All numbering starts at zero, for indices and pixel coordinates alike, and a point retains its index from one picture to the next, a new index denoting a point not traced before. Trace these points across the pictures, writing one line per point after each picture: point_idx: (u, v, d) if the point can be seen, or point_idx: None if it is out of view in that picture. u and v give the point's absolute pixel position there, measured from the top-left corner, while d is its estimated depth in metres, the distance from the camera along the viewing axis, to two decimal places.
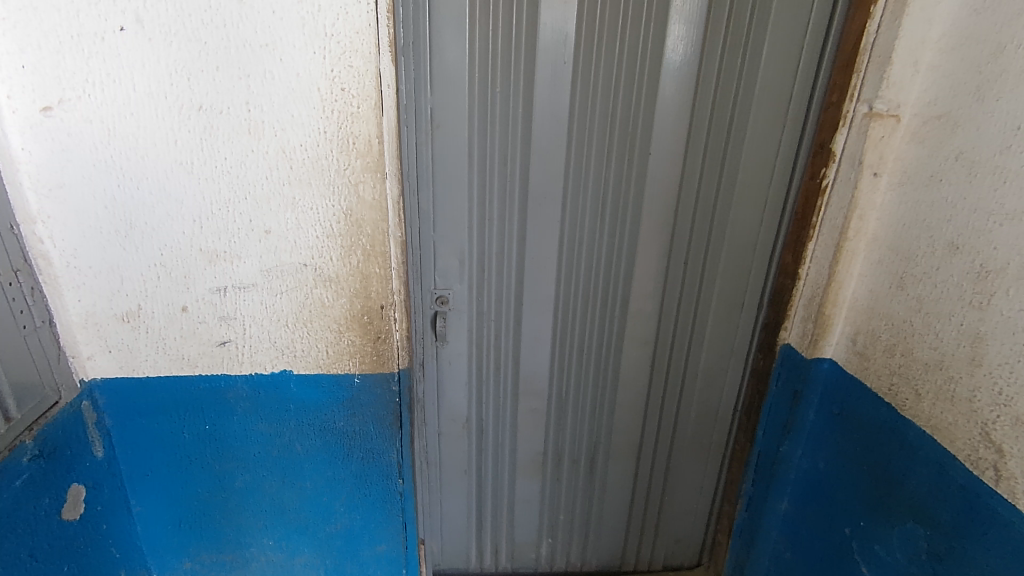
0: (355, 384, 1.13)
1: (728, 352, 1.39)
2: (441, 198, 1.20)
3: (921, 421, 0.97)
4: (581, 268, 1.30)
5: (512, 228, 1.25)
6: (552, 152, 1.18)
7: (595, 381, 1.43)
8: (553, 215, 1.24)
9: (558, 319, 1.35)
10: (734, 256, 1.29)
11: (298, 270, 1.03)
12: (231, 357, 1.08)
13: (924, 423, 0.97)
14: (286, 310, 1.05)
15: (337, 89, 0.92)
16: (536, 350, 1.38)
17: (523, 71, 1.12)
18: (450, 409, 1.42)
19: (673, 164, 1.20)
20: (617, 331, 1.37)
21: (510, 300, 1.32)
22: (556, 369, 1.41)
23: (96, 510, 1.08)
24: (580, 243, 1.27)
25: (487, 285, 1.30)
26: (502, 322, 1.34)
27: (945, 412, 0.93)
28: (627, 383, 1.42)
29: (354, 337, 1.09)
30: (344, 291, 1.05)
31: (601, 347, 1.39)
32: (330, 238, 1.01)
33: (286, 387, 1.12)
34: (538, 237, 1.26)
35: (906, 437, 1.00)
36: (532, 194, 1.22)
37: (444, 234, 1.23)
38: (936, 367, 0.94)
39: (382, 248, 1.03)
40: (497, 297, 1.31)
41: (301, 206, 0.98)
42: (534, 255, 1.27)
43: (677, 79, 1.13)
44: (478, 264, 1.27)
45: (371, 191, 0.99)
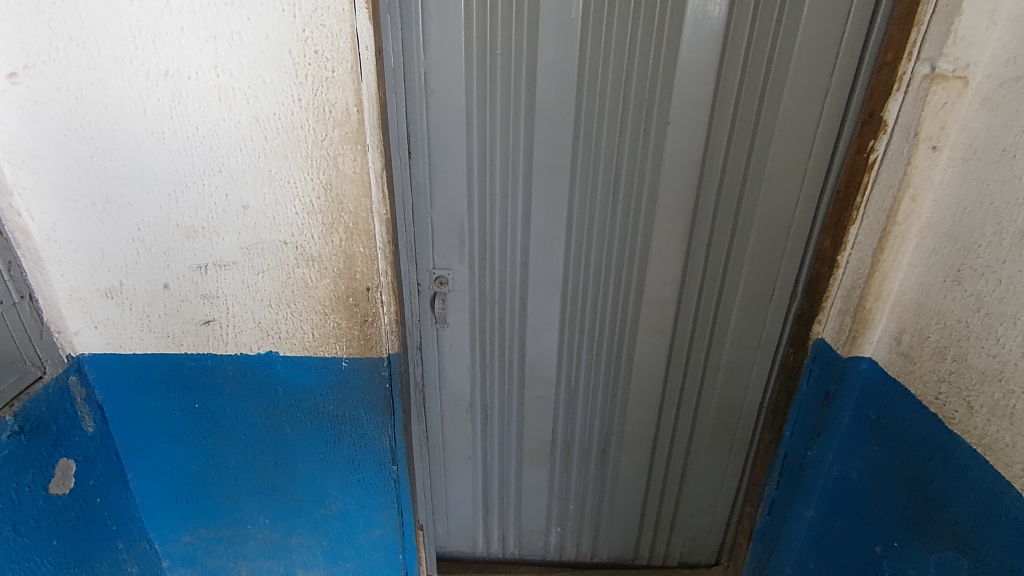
0: (343, 368, 1.08)
1: (755, 345, 1.26)
2: (437, 170, 1.12)
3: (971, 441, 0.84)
4: (591, 249, 1.19)
5: (516, 204, 1.15)
6: (558, 122, 1.07)
7: (606, 370, 1.33)
8: (560, 190, 1.13)
9: (567, 304, 1.26)
10: (765, 239, 1.15)
11: (279, 248, 0.97)
12: (216, 337, 1.05)
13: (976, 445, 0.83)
14: (269, 289, 1.00)
15: (309, 51, 0.84)
16: (542, 334, 1.30)
17: (525, 30, 1.00)
18: (453, 393, 1.36)
19: (695, 135, 1.06)
20: (631, 317, 1.26)
21: (515, 281, 1.24)
22: (564, 356, 1.32)
23: (87, 484, 1.08)
24: (590, 222, 1.16)
25: (489, 265, 1.21)
26: (506, 304, 1.26)
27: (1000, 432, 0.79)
28: (641, 374, 1.32)
29: (340, 320, 1.03)
30: (327, 272, 0.99)
31: (613, 335, 1.29)
32: (311, 214, 0.94)
33: (273, 369, 1.08)
34: (544, 215, 1.16)
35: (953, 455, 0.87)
36: (538, 167, 1.11)
37: (442, 210, 1.15)
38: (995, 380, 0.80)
39: (365, 227, 0.96)
40: (501, 277, 1.23)
41: (278, 180, 0.92)
42: (539, 234, 1.18)
43: (702, 36, 0.99)
44: (479, 242, 1.19)
45: (351, 164, 0.91)
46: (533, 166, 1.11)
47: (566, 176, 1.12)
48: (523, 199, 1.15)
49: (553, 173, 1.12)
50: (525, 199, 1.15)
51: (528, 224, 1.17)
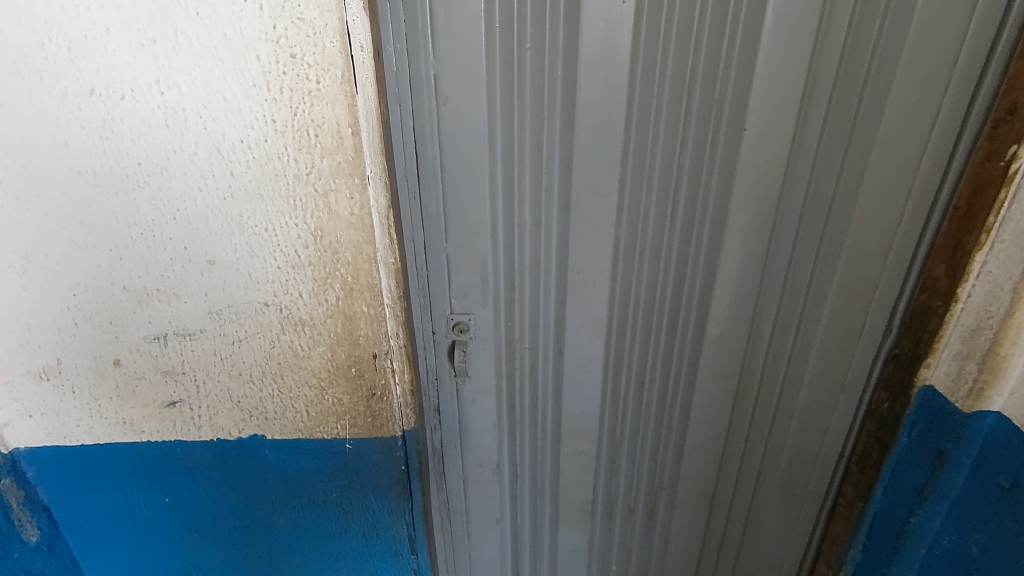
0: (347, 450, 0.86)
1: (836, 388, 1.06)
2: (453, 198, 0.90)
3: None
4: (642, 282, 0.99)
5: (551, 233, 0.94)
6: (603, 133, 0.85)
7: (657, 419, 1.13)
8: (605, 215, 0.92)
9: (612, 347, 1.06)
10: (856, 266, 0.94)
11: (258, 311, 0.76)
12: (186, 421, 0.83)
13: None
14: (249, 362, 0.79)
15: (284, 55, 0.61)
16: (581, 382, 1.09)
17: (562, 18, 0.78)
18: (477, 453, 1.15)
19: (775, 143, 0.85)
20: (688, 359, 1.06)
21: (549, 323, 1.03)
22: (607, 405, 1.12)
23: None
24: (641, 251, 0.96)
25: (518, 306, 1.00)
26: (539, 349, 1.06)
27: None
28: (699, 424, 1.12)
29: (341, 395, 0.82)
30: (322, 338, 0.78)
31: (666, 379, 1.09)
32: (297, 268, 0.73)
33: (260, 455, 0.87)
34: (586, 245, 0.95)
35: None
36: (578, 188, 0.90)
37: (460, 245, 0.94)
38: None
39: (368, 281, 0.74)
40: (532, 319, 1.02)
41: (252, 227, 0.70)
42: (579, 268, 0.97)
43: (791, 19, 0.78)
44: (506, 281, 0.98)
45: (347, 204, 0.69)
46: (572, 187, 0.90)
47: (612, 198, 0.90)
48: (559, 228, 0.94)
49: (596, 194, 0.90)
50: (561, 227, 0.94)
51: (564, 256, 0.96)
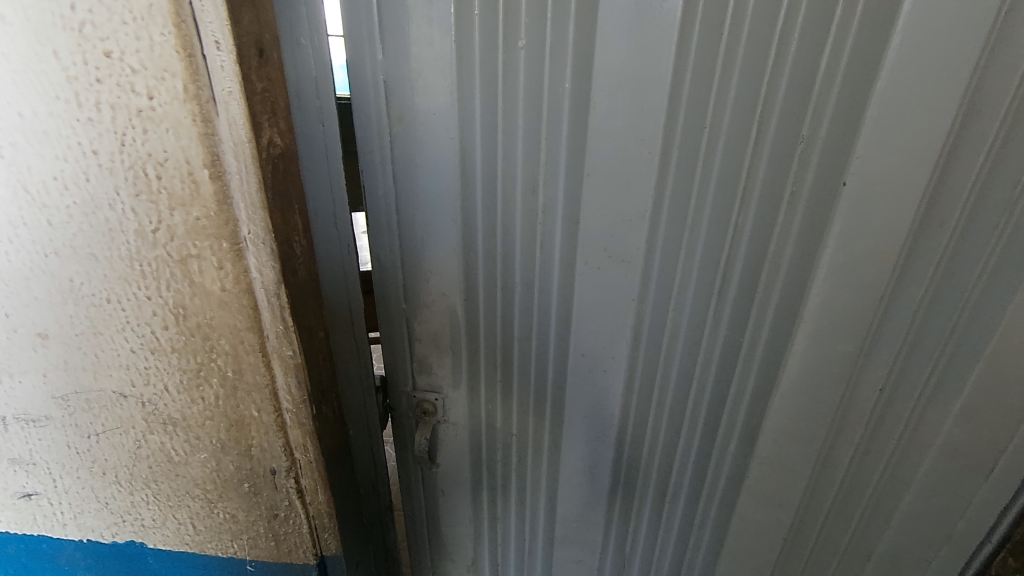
0: (247, 574, 0.66)
1: (939, 538, 0.76)
2: (415, 249, 0.66)
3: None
4: (672, 372, 0.73)
5: (548, 302, 0.69)
6: (625, 176, 0.59)
7: (680, 537, 0.87)
8: (625, 287, 0.66)
9: (625, 446, 0.80)
10: (998, 390, 0.64)
11: (115, 402, 0.55)
12: (47, 517, 0.64)
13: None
14: (113, 460, 0.59)
15: (94, 52, 0.38)
16: (582, 483, 0.84)
17: (573, 8, 0.52)
18: (449, 547, 0.93)
19: (890, 207, 0.57)
20: (727, 473, 0.79)
21: (543, 410, 0.79)
22: (616, 512, 0.86)
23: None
24: (673, 334, 0.69)
25: (502, 388, 0.77)
26: (529, 440, 0.81)
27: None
28: (735, 552, 0.85)
29: (234, 511, 0.61)
30: (202, 443, 0.56)
31: (696, 492, 0.82)
32: (158, 354, 0.51)
33: (144, 562, 0.67)
34: (595, 321, 0.69)
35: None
36: (586, 248, 0.64)
37: (426, 309, 0.70)
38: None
39: (256, 380, 0.52)
40: (521, 404, 0.78)
41: (89, 296, 0.49)
42: (585, 348, 0.72)
43: (945, 19, 0.48)
44: (486, 356, 0.74)
45: (215, 277, 0.47)
46: (579, 247, 0.64)
47: (636, 265, 0.64)
48: (559, 296, 0.68)
49: (612, 258, 0.64)
50: (563, 296, 0.68)
51: (566, 332, 0.71)
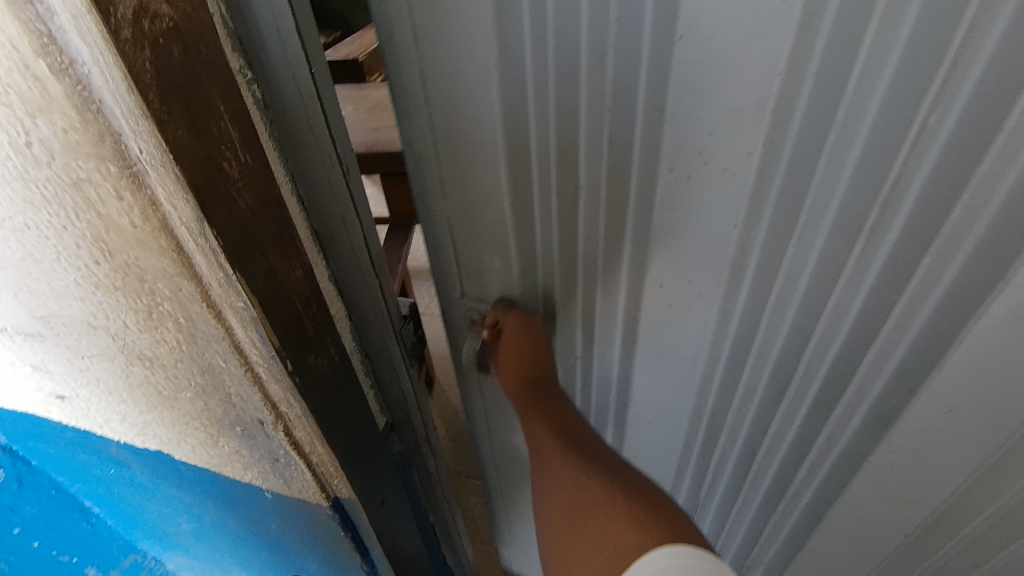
0: (268, 498, 0.62)
1: None
2: (448, 134, 0.50)
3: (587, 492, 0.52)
4: (783, 324, 0.55)
5: (620, 219, 0.52)
6: (746, 42, 0.38)
7: (769, 491, 0.76)
8: (725, 211, 0.48)
9: (710, 395, 0.66)
10: None
11: (89, 330, 0.48)
12: (85, 416, 0.64)
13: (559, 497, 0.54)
14: (113, 382, 0.55)
15: None
16: (653, 425, 0.73)
17: None
18: (510, 454, 0.88)
19: None
20: (839, 449, 0.63)
21: (612, 342, 0.64)
22: (693, 454, 0.76)
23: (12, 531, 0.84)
24: (789, 276, 0.50)
25: (561, 312, 0.62)
26: (593, 369, 0.68)
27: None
28: (837, 517, 0.72)
29: (237, 447, 0.55)
30: (183, 382, 0.49)
31: (796, 459, 0.68)
32: (105, 290, 0.42)
33: (177, 466, 0.66)
34: (680, 250, 0.52)
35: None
36: (672, 150, 0.46)
37: (470, 212, 0.56)
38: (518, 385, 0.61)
39: (210, 331, 0.42)
40: (585, 333, 0.64)
41: (9, 219, 0.39)
42: (667, 277, 0.55)
43: None
44: (546, 273, 0.59)
45: (122, 209, 0.35)
46: (663, 146, 0.45)
47: (743, 181, 0.45)
48: (634, 213, 0.51)
49: (710, 168, 0.45)
50: (639, 213, 0.51)
51: (642, 259, 0.54)
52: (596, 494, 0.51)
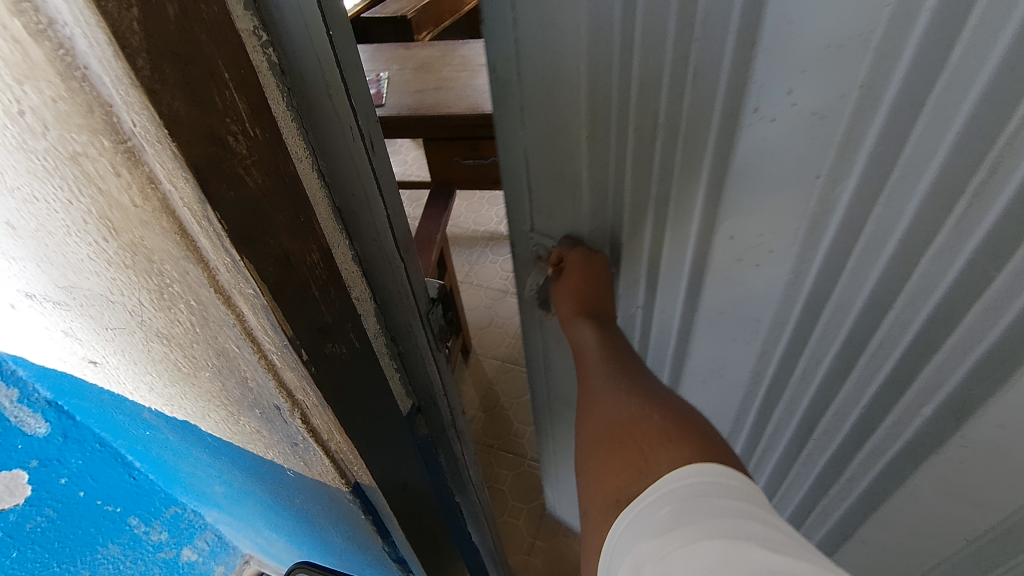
0: (290, 476, 0.61)
1: None
2: (536, 62, 0.52)
3: (624, 413, 0.55)
4: (862, 289, 0.55)
5: (697, 158, 0.52)
6: None
7: (824, 462, 0.76)
8: (808, 155, 0.48)
9: (773, 358, 0.67)
10: None
11: (107, 304, 0.47)
12: (116, 382, 0.64)
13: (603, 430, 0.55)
14: (136, 354, 0.54)
15: None
16: (708, 383, 0.76)
17: None
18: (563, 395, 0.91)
19: None
20: (907, 437, 0.63)
21: (677, 284, 0.65)
22: (747, 412, 0.77)
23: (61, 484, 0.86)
24: (872, 237, 0.50)
25: (628, 248, 0.64)
26: (656, 310, 0.70)
27: (608, 538, 0.48)
28: (894, 501, 0.72)
29: (257, 427, 0.54)
30: (200, 362, 0.47)
31: (859, 436, 0.68)
32: (116, 267, 0.40)
33: (205, 436, 0.66)
34: (756, 196, 0.52)
35: (716, 486, 0.44)
36: (759, 87, 0.45)
37: (550, 142, 0.58)
38: (571, 317, 0.65)
39: (221, 316, 0.39)
40: (650, 270, 0.65)
41: (18, 189, 0.38)
42: (740, 224, 0.55)
43: None
44: (617, 209, 0.60)
45: (121, 187, 0.32)
46: (750, 83, 0.45)
47: (831, 125, 0.45)
48: (712, 153, 0.51)
49: (798, 109, 0.45)
50: (718, 154, 0.51)
51: (715, 203, 0.55)
52: (631, 414, 0.54)
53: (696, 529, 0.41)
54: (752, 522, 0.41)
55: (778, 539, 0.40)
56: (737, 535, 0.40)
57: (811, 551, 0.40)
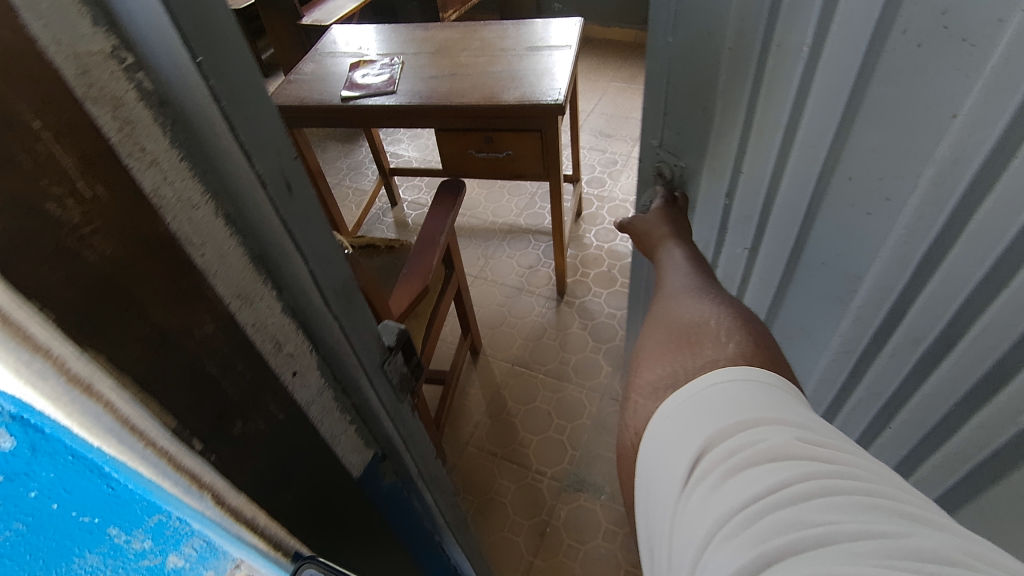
0: None
1: None
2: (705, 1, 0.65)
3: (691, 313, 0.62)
4: (980, 247, 0.58)
5: (838, 79, 0.60)
6: None
7: (915, 411, 0.80)
8: (949, 87, 0.53)
9: (874, 306, 0.73)
10: None
11: None
12: None
13: (663, 336, 0.62)
14: None
15: None
16: (810, 303, 0.83)
17: None
18: None
19: None
20: (1001, 407, 0.67)
21: (798, 205, 0.74)
22: (845, 347, 0.82)
23: (48, 512, 0.34)
24: (1007, 187, 0.53)
25: (752, 160, 0.75)
26: (772, 227, 0.80)
27: (647, 426, 0.52)
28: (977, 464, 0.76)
29: None
30: None
31: (956, 397, 0.72)
32: None
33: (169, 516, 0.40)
34: (890, 119, 0.59)
35: (755, 361, 0.53)
36: (912, 10, 0.51)
37: (703, 67, 0.72)
38: (664, 235, 0.82)
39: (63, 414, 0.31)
40: (773, 184, 0.75)
41: None
42: (874, 149, 0.62)
43: None
44: (754, 124, 0.72)
45: None
46: (902, 10, 0.52)
47: (980, 53, 0.49)
48: (854, 80, 0.59)
49: (949, 34, 0.50)
50: (858, 81, 0.58)
51: (847, 125, 0.62)
52: (696, 317, 0.61)
53: (737, 424, 0.46)
54: (789, 413, 0.47)
55: (810, 431, 0.45)
56: (775, 429, 0.45)
57: (833, 433, 0.47)
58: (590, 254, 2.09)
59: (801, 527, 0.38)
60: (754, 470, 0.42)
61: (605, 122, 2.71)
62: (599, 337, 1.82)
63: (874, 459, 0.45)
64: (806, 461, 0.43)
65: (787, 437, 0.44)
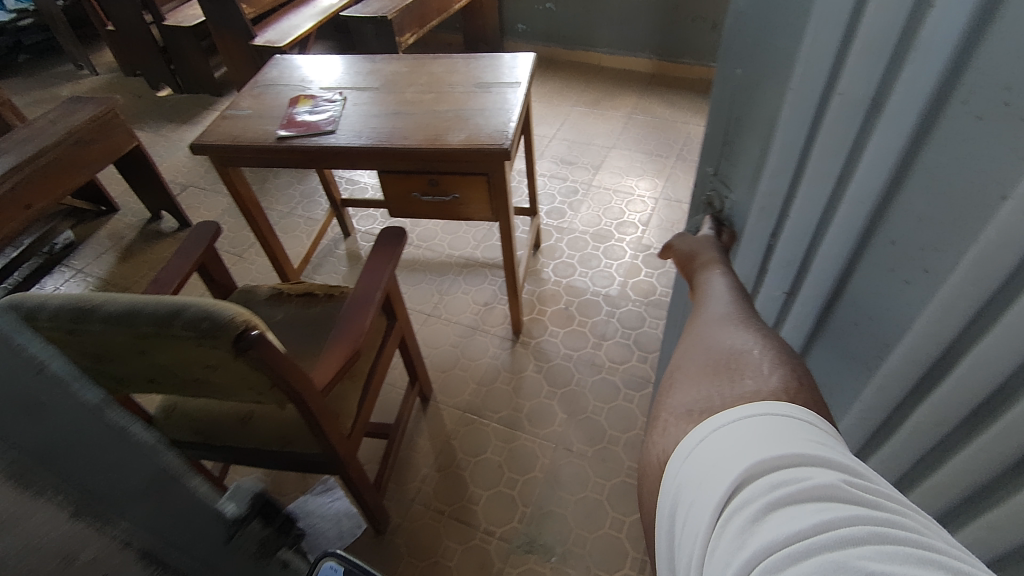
0: None
1: None
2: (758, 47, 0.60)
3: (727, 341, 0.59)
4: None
5: (888, 146, 0.56)
6: None
7: (942, 473, 0.76)
8: (998, 170, 0.50)
9: (908, 366, 0.70)
10: None
11: None
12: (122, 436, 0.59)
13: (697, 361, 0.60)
14: None
15: None
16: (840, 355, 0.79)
17: None
18: None
19: None
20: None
21: (832, 261, 0.70)
22: (873, 401, 0.79)
23: None
24: None
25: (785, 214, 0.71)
26: (805, 279, 0.76)
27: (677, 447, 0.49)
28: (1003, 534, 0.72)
29: None
30: None
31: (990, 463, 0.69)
32: None
33: None
34: (935, 189, 0.56)
35: (796, 399, 0.49)
36: (972, 86, 0.48)
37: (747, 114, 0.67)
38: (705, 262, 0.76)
39: None
40: (810, 238, 0.71)
41: None
42: (918, 215, 0.59)
43: None
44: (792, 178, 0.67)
45: None
46: (963, 86, 0.49)
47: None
48: (903, 147, 0.56)
49: (1004, 114, 0.47)
50: (910, 145, 0.55)
51: (894, 185, 0.59)
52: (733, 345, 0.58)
53: (777, 455, 0.42)
54: (835, 455, 0.43)
55: (855, 476, 0.42)
56: (818, 470, 0.41)
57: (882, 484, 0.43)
58: (547, 289, 2.03)
59: (846, 571, 0.34)
60: (794, 508, 0.39)
61: (567, 148, 2.65)
62: (554, 381, 1.75)
63: (929, 516, 0.42)
64: (852, 506, 0.39)
65: (832, 479, 0.41)
